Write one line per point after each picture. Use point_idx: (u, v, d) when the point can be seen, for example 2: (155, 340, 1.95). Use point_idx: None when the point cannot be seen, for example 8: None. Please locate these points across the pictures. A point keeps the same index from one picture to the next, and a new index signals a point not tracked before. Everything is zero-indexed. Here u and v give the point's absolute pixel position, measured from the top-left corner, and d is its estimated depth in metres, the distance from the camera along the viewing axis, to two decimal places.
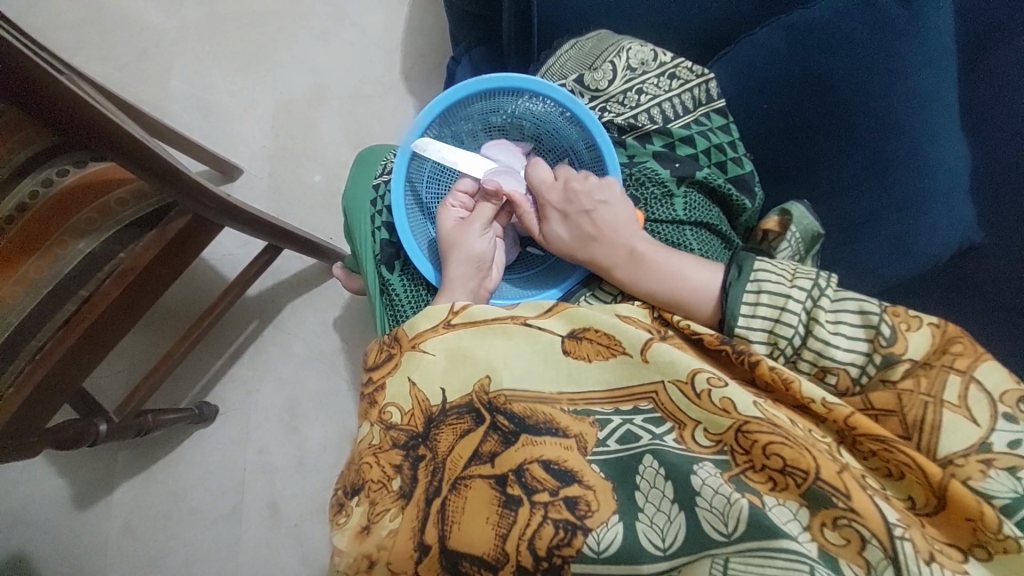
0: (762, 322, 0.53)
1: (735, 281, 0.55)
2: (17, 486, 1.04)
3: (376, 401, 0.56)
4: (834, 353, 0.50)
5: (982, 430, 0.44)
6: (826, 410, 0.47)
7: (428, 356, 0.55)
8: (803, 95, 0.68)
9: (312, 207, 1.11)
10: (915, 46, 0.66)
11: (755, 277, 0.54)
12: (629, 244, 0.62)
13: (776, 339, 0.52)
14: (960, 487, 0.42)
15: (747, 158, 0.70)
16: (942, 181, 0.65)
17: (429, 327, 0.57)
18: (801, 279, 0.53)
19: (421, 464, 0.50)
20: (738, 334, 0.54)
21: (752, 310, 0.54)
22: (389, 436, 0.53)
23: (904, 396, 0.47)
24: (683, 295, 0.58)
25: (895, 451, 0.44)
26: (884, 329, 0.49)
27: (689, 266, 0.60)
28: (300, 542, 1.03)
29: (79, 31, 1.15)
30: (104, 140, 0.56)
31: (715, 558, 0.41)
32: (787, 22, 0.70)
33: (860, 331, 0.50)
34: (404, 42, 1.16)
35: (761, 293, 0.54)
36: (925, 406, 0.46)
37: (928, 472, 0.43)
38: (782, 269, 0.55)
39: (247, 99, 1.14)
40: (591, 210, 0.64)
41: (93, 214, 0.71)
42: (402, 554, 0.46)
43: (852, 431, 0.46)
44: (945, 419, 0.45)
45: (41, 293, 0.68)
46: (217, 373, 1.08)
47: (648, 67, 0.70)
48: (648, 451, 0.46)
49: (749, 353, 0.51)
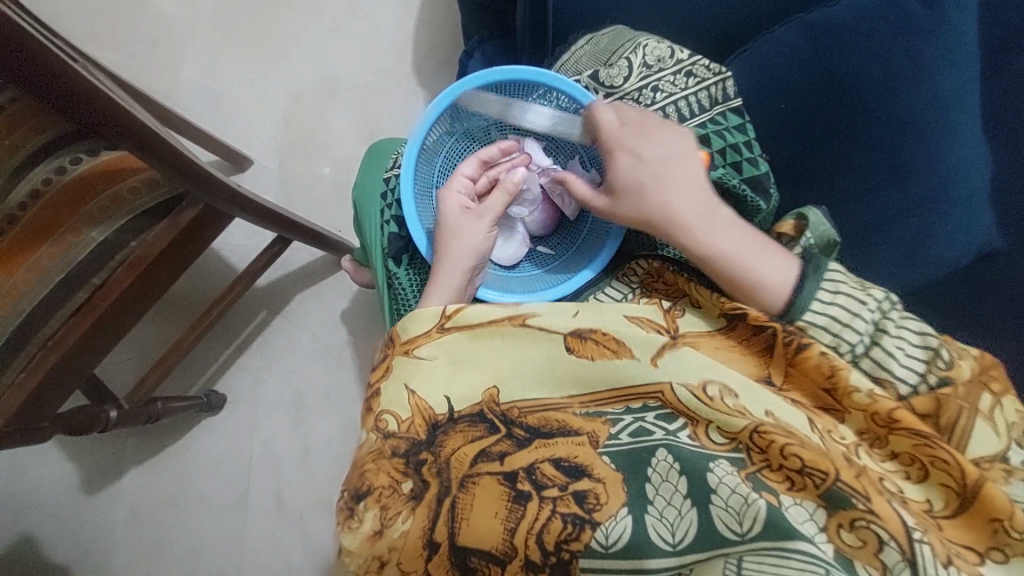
0: (829, 323, 0.51)
1: (812, 276, 0.54)
2: (28, 469, 1.06)
3: (370, 408, 0.54)
4: (893, 366, 0.50)
5: (1001, 444, 0.47)
6: (870, 402, 0.47)
7: (424, 363, 0.54)
8: (821, 95, 0.67)
9: (321, 199, 1.11)
10: (937, 48, 0.65)
11: (830, 279, 0.53)
12: (708, 202, 0.57)
13: (840, 343, 0.51)
14: (992, 486, 0.43)
15: (763, 158, 0.68)
16: (960, 185, 0.64)
17: (421, 333, 0.55)
18: (872, 291, 0.53)
19: (424, 467, 0.49)
20: (800, 323, 0.52)
21: (823, 307, 0.52)
22: (388, 444, 0.51)
23: (944, 400, 0.48)
24: (753, 265, 0.54)
25: (933, 448, 0.45)
26: (943, 354, 0.49)
27: (759, 236, 0.56)
28: (304, 533, 1.04)
29: (93, 19, 1.16)
30: (118, 132, 0.56)
31: (727, 557, 0.42)
32: (806, 21, 0.69)
33: (920, 351, 0.50)
34: (416, 34, 1.15)
35: (837, 294, 0.52)
36: (961, 410, 0.48)
37: (963, 470, 0.43)
38: (853, 278, 0.54)
39: (258, 90, 1.14)
40: (669, 165, 0.59)
41: (106, 203, 0.71)
42: (413, 553, 0.46)
43: (892, 425, 0.47)
44: (975, 427, 0.47)
45: (54, 280, 0.69)
46: (225, 362, 1.09)
47: (664, 64, 0.69)
48: (661, 445, 0.46)
49: (799, 336, 0.51)
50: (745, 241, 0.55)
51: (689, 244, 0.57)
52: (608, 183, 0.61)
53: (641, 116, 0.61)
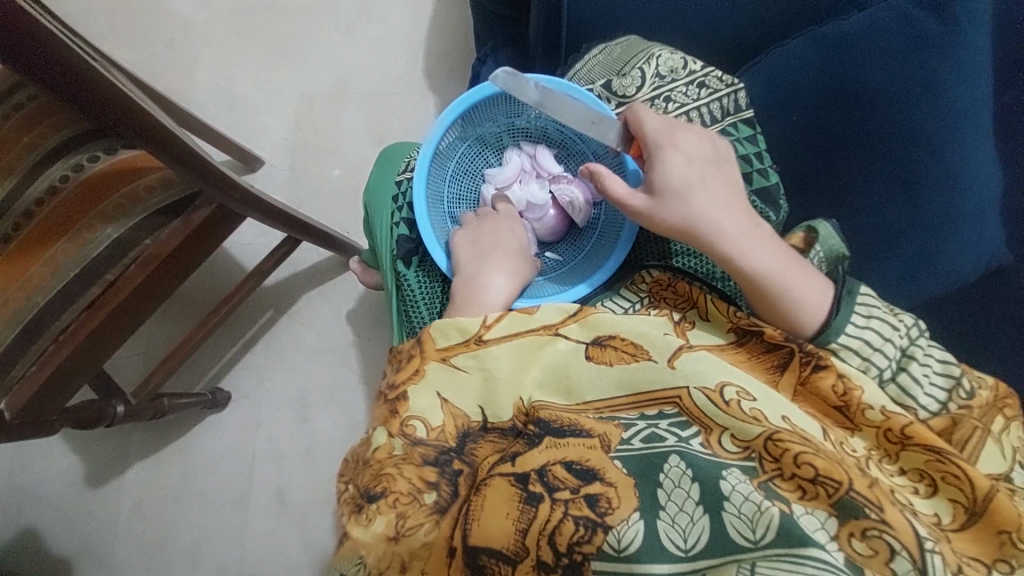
0: (860, 345, 0.53)
1: (845, 301, 0.54)
2: (33, 462, 1.06)
3: (397, 412, 0.54)
4: (915, 392, 0.52)
5: (1007, 465, 0.49)
6: (884, 418, 0.48)
7: (456, 372, 0.55)
8: (833, 108, 0.68)
9: (331, 200, 1.12)
10: (948, 63, 0.65)
11: (865, 305, 0.55)
12: (746, 210, 0.58)
13: (869, 366, 0.52)
14: (1003, 499, 0.43)
15: (773, 170, 0.70)
16: (971, 200, 0.65)
17: (457, 342, 0.56)
18: (903, 318, 0.55)
19: (460, 479, 0.50)
20: (831, 345, 0.53)
21: (858, 330, 0.53)
22: (417, 451, 0.51)
23: (959, 420, 0.50)
24: (788, 279, 0.54)
25: (944, 463, 0.45)
26: (965, 384, 0.52)
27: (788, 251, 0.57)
28: (306, 531, 1.04)
29: (110, 19, 1.17)
30: (137, 131, 0.57)
31: (741, 563, 0.41)
32: (818, 34, 0.69)
33: (942, 379, 0.52)
34: (428, 39, 1.16)
35: (871, 319, 0.54)
36: (974, 430, 0.50)
37: (974, 484, 0.44)
38: (885, 304, 0.56)
39: (272, 91, 1.15)
40: (711, 169, 0.59)
41: (122, 200, 0.72)
42: (438, 569, 0.46)
43: (905, 441, 0.47)
44: (986, 448, 0.49)
45: (68, 275, 0.70)
46: (233, 359, 1.10)
47: (677, 75, 0.69)
48: (673, 451, 0.46)
49: (818, 357, 0.51)
50: (781, 251, 0.56)
51: (731, 251, 0.56)
52: (647, 183, 0.60)
53: (685, 126, 0.62)
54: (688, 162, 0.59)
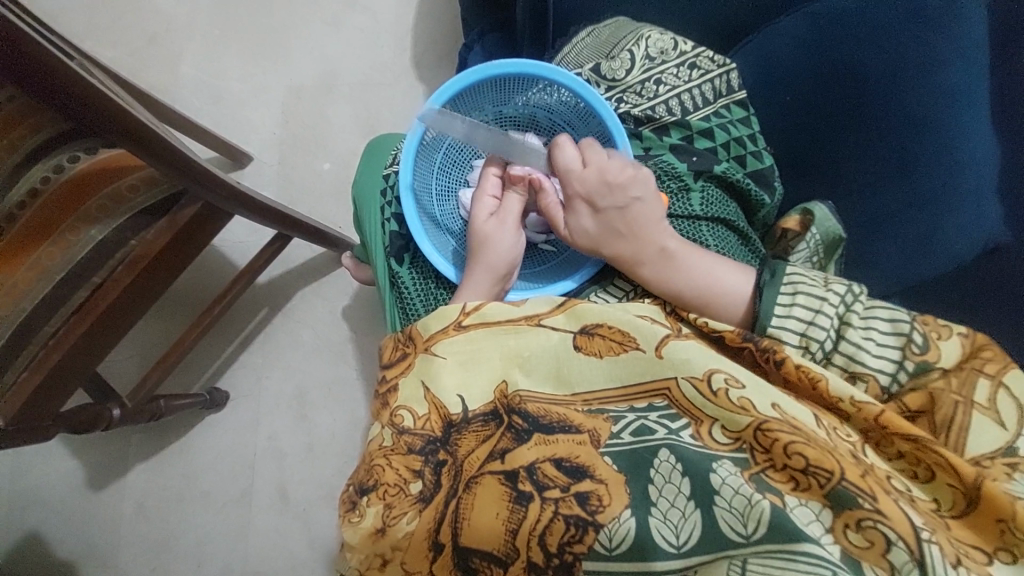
0: (796, 322, 0.52)
1: (768, 283, 0.55)
2: (34, 467, 1.06)
3: (387, 403, 0.56)
4: (864, 357, 0.50)
5: (1008, 435, 0.45)
6: (855, 408, 0.47)
7: (438, 359, 0.54)
8: (828, 86, 0.66)
9: (321, 196, 1.11)
10: (945, 37, 0.63)
11: (789, 280, 0.54)
12: (661, 242, 0.59)
13: (808, 341, 0.52)
14: (993, 487, 0.42)
15: (767, 152, 0.68)
16: (969, 181, 0.63)
17: (441, 329, 0.56)
18: (835, 285, 0.53)
19: (443, 469, 0.50)
20: (769, 333, 0.53)
21: (786, 310, 0.53)
22: (404, 440, 0.52)
23: (936, 396, 0.47)
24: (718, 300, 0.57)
25: (928, 451, 0.44)
26: (917, 337, 0.49)
27: (720, 268, 0.58)
28: (310, 528, 1.05)
29: (89, 16, 1.15)
30: (119, 130, 0.56)
31: (731, 560, 0.41)
32: (813, 10, 0.68)
33: (891, 338, 0.50)
34: (415, 27, 1.13)
35: (797, 294, 0.53)
36: (956, 406, 0.46)
37: (959, 472, 0.43)
38: (815, 274, 0.55)
39: (257, 86, 1.13)
40: (626, 206, 0.61)
41: (105, 201, 0.71)
42: (417, 554, 0.47)
43: (884, 430, 0.46)
44: (974, 418, 0.46)
45: (54, 280, 0.69)
46: (228, 359, 1.09)
47: (667, 56, 0.67)
48: (663, 445, 0.45)
49: (774, 348, 0.51)
50: (708, 273, 0.58)
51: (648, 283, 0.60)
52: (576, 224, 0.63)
53: (605, 166, 0.61)
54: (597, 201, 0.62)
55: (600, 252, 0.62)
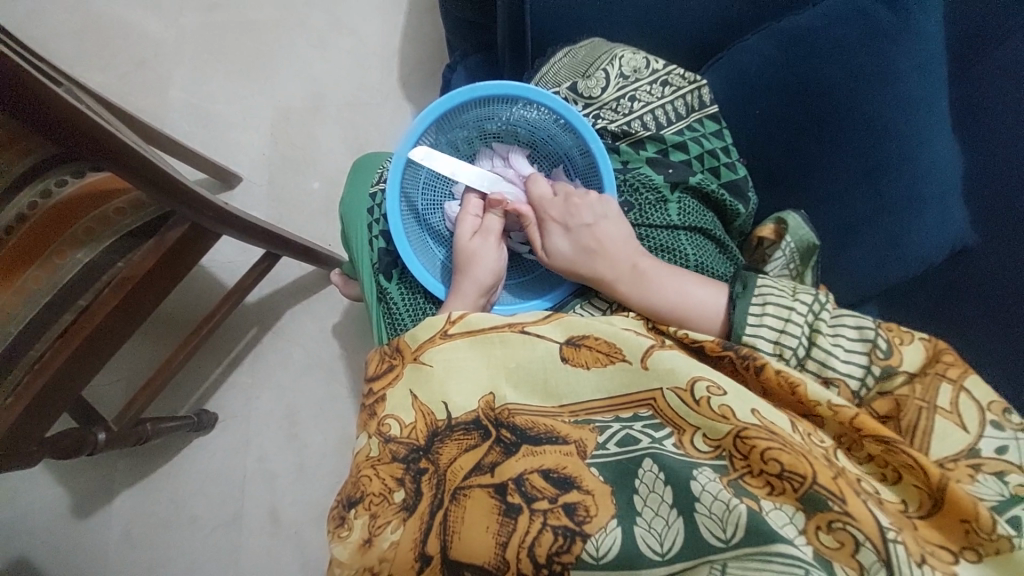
0: (768, 330, 0.53)
1: (741, 295, 0.56)
2: (17, 495, 1.04)
3: (375, 413, 0.56)
4: (835, 363, 0.51)
5: (970, 437, 0.46)
6: (832, 412, 0.48)
7: (427, 367, 0.55)
8: (795, 100, 0.69)
9: (309, 214, 1.12)
10: (903, 52, 0.66)
11: (759, 292, 0.55)
12: (631, 259, 0.62)
13: (782, 349, 0.53)
14: (956, 487, 0.42)
15: (740, 163, 0.70)
16: (933, 187, 0.66)
17: (428, 338, 0.57)
18: (802, 294, 0.55)
19: (423, 477, 0.50)
20: (745, 341, 0.54)
21: (758, 319, 0.54)
22: (389, 448, 0.53)
23: (901, 402, 0.49)
24: (689, 312, 0.59)
25: (896, 454, 0.45)
26: (881, 342, 0.51)
27: (690, 283, 0.60)
28: (301, 549, 1.03)
29: (79, 42, 1.16)
30: (107, 156, 0.57)
31: (712, 563, 0.41)
32: (777, 28, 0.71)
33: (858, 344, 0.52)
34: (401, 49, 1.16)
35: (767, 305, 0.54)
36: (920, 412, 0.48)
37: (926, 472, 0.43)
38: (784, 283, 0.56)
39: (246, 108, 1.15)
40: (592, 224, 0.64)
41: (92, 224, 0.71)
42: (403, 566, 0.46)
43: (860, 433, 0.47)
44: (937, 422, 0.47)
45: (37, 304, 0.68)
46: (217, 380, 1.08)
47: (640, 74, 0.70)
48: (647, 455, 0.46)
49: (754, 357, 0.52)
50: (679, 291, 0.60)
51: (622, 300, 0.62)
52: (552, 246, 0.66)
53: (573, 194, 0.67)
54: (569, 222, 0.65)
55: (576, 272, 0.64)
